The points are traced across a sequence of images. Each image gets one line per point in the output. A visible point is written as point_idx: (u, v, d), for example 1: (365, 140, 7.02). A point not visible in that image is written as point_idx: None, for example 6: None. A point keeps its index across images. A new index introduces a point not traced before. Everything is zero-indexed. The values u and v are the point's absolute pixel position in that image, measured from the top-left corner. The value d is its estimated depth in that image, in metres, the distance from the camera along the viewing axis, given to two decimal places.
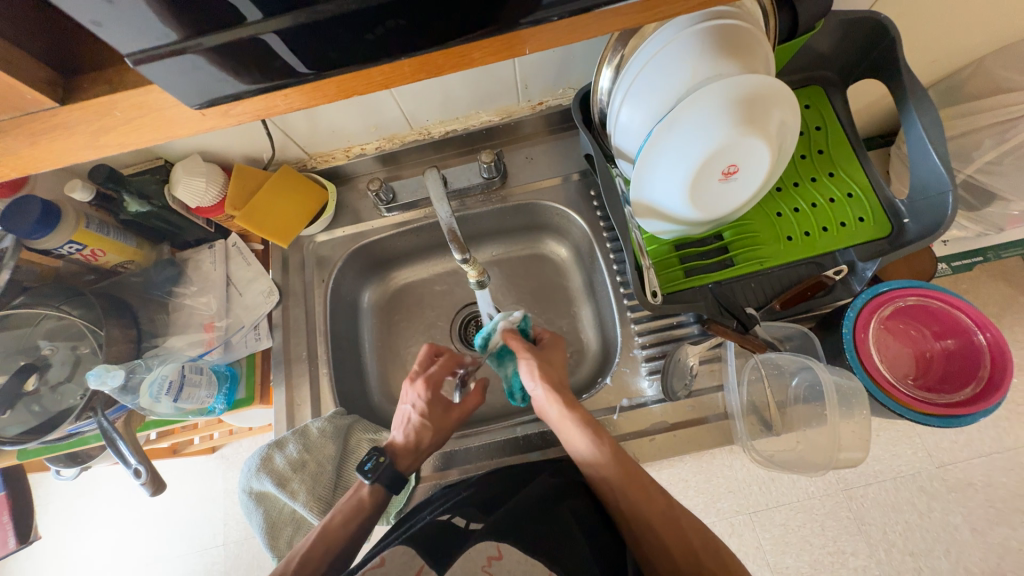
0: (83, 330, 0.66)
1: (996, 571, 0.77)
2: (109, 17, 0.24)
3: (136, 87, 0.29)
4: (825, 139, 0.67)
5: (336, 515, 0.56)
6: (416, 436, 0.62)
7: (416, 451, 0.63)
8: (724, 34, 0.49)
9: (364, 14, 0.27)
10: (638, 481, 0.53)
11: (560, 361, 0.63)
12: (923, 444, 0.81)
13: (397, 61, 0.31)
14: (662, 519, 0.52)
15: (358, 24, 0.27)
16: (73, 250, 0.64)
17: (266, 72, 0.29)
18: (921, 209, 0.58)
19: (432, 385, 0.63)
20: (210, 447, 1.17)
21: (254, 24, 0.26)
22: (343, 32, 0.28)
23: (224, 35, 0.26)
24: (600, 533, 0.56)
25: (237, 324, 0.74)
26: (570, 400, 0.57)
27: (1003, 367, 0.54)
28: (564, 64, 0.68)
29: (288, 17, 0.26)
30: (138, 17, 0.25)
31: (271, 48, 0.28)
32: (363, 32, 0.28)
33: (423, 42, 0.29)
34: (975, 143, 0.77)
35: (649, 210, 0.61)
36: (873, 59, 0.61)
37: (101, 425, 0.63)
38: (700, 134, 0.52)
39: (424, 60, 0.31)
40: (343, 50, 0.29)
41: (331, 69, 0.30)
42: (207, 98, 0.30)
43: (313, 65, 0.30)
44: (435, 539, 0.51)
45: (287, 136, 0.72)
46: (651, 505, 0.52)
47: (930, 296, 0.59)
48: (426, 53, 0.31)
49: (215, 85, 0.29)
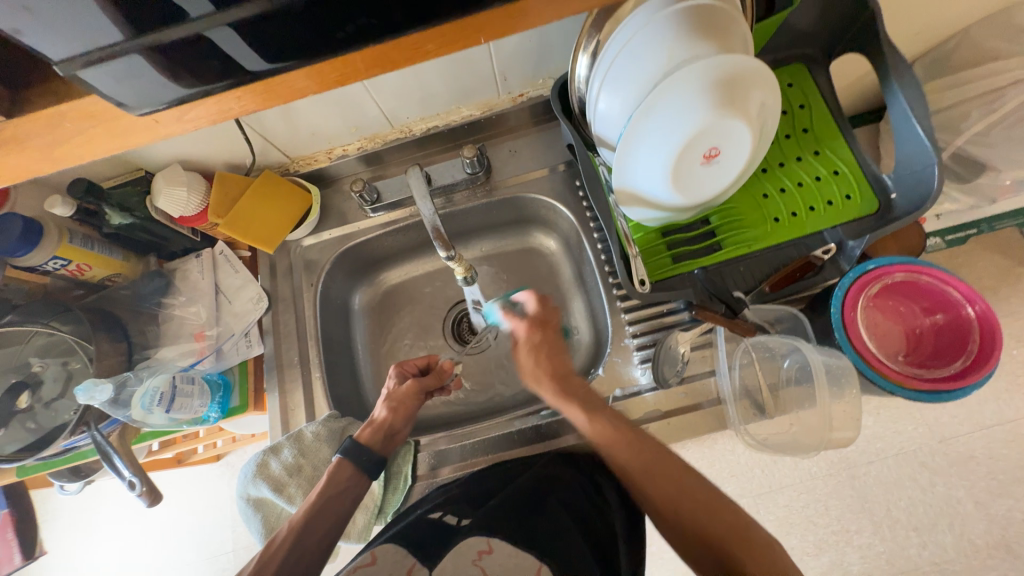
0: (73, 345, 0.66)
1: (1000, 543, 0.77)
2: (49, 8, 0.24)
3: (85, 95, 0.29)
4: (809, 117, 0.67)
5: (315, 499, 0.55)
6: (379, 408, 0.63)
7: (374, 425, 0.62)
8: (700, 15, 0.49)
9: (335, 10, 0.28)
10: (631, 444, 0.53)
11: (554, 345, 0.63)
12: (925, 420, 0.80)
13: (350, 55, 0.31)
14: (655, 473, 0.51)
15: (324, 16, 0.29)
16: (58, 265, 0.64)
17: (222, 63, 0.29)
18: (907, 183, 0.57)
19: (405, 371, 0.67)
20: (213, 455, 1.17)
21: (199, 19, 0.27)
22: (302, 20, 0.28)
23: (170, 31, 0.27)
24: (588, 508, 0.58)
25: (227, 332, 0.73)
26: (552, 384, 0.60)
27: (992, 339, 0.53)
28: (540, 55, 0.67)
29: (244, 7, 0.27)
30: (88, 16, 0.25)
31: (218, 43, 0.28)
32: (333, 30, 0.29)
33: (388, 31, 0.30)
34: (963, 114, 0.76)
35: (633, 198, 0.60)
36: (854, 34, 0.60)
37: (96, 439, 0.63)
38: (680, 117, 0.52)
39: (380, 51, 0.31)
40: (304, 44, 0.30)
41: (290, 57, 0.30)
42: (163, 96, 0.30)
43: (272, 57, 0.30)
44: (421, 535, 0.53)
45: (266, 139, 0.71)
46: (631, 451, 0.53)
47: (917, 271, 0.58)
48: (379, 44, 0.31)
49: (170, 84, 0.29)
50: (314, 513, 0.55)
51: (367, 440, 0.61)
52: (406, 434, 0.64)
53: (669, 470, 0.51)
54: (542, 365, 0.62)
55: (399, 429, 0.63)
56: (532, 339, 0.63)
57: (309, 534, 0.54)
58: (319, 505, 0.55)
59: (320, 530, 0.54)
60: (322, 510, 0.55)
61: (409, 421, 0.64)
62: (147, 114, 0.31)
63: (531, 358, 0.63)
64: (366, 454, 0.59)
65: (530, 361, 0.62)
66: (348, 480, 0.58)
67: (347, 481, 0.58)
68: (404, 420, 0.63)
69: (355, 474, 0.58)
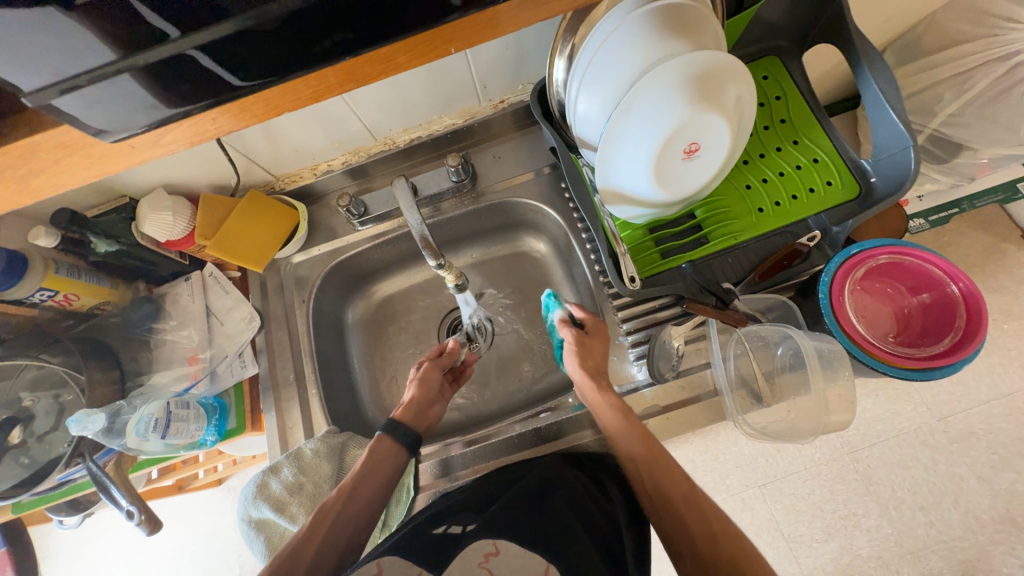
0: (65, 377, 0.66)
1: (1006, 517, 0.77)
2: (17, 41, 0.25)
3: (55, 125, 0.29)
4: (786, 108, 0.68)
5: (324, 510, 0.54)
6: (407, 391, 0.67)
7: (406, 404, 0.66)
8: (673, 14, 0.50)
9: (311, 28, 0.29)
10: (662, 464, 0.52)
11: (604, 350, 0.63)
12: (922, 399, 0.81)
13: (322, 71, 0.31)
14: (698, 522, 0.48)
15: (300, 36, 0.29)
16: (45, 297, 0.64)
17: (196, 80, 0.30)
18: (886, 167, 0.58)
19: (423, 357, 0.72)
20: (215, 480, 1.15)
21: (178, 39, 0.27)
22: (275, 43, 0.29)
23: (145, 54, 0.28)
24: (593, 508, 0.57)
25: (221, 354, 0.73)
26: (608, 387, 0.58)
27: (978, 315, 0.54)
28: (518, 61, 0.68)
29: (218, 26, 0.27)
30: (64, 45, 0.26)
31: (199, 62, 0.29)
32: (311, 44, 0.30)
33: (362, 44, 0.30)
34: (937, 97, 0.78)
35: (618, 197, 0.61)
36: (823, 24, 0.61)
37: (91, 470, 0.62)
38: (660, 114, 0.52)
39: (348, 67, 0.32)
40: (279, 58, 0.30)
41: (260, 77, 0.31)
42: (136, 122, 0.30)
43: (245, 76, 0.30)
44: (415, 540, 0.52)
45: (250, 159, 0.72)
46: (673, 489, 0.50)
47: (901, 252, 0.59)
48: (349, 58, 0.31)
49: (142, 110, 0.30)
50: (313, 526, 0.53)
51: (402, 418, 0.64)
52: (439, 410, 0.68)
53: (692, 497, 0.50)
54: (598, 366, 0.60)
55: (428, 403, 0.67)
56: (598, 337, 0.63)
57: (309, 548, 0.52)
58: (332, 522, 0.54)
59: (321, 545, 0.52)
60: (334, 529, 0.53)
61: (434, 394, 0.68)
62: (117, 141, 0.31)
63: (592, 350, 0.61)
64: (401, 426, 0.62)
65: (586, 356, 0.60)
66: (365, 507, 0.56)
67: (362, 500, 0.56)
68: (430, 394, 0.67)
69: (374, 497, 0.57)
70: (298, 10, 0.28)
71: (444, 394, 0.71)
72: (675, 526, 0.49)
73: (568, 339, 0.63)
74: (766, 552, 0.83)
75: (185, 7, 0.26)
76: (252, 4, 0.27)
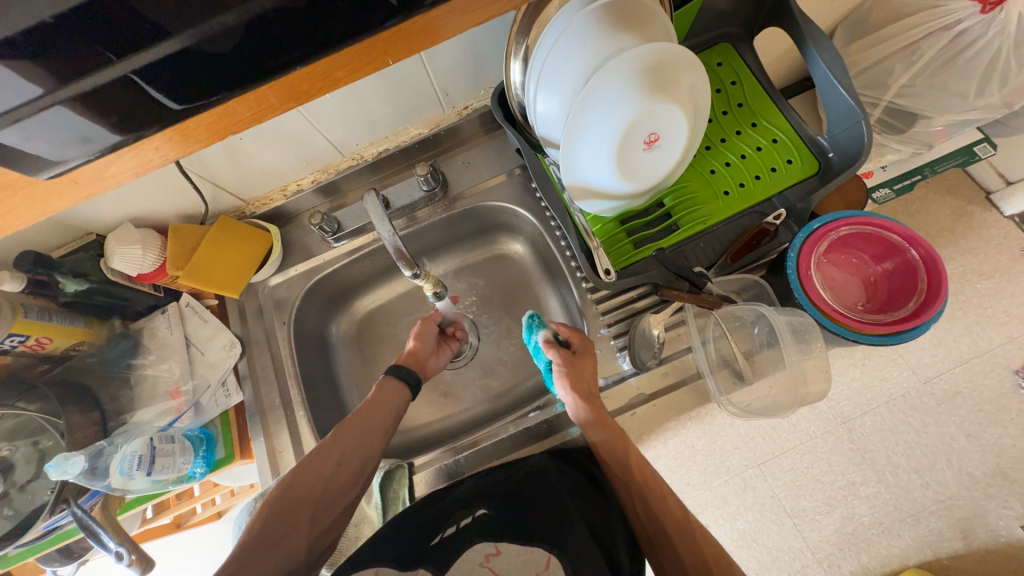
0: (43, 423, 0.64)
1: (997, 471, 0.79)
2: None
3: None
4: (742, 92, 0.69)
5: (295, 469, 0.54)
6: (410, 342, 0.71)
7: (406, 356, 0.69)
8: (620, 10, 0.51)
9: (259, 45, 0.30)
10: (660, 489, 0.52)
11: (594, 371, 0.62)
12: (906, 363, 0.83)
13: (261, 90, 0.32)
14: (692, 554, 0.48)
15: (252, 54, 0.30)
16: (16, 343, 0.61)
17: (139, 105, 0.30)
18: (841, 141, 0.60)
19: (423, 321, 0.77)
20: (215, 514, 1.13)
21: (121, 62, 0.28)
22: (224, 61, 0.30)
23: (84, 81, 0.28)
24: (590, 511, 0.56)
25: (204, 384, 0.72)
26: (603, 412, 0.57)
27: (937, 277, 0.56)
28: (477, 66, 0.68)
29: (157, 48, 0.29)
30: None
31: (142, 85, 0.30)
32: (261, 61, 0.31)
33: (302, 51, 0.31)
34: (888, 70, 0.80)
35: (585, 192, 0.62)
36: (768, 8, 0.63)
37: (76, 514, 0.61)
38: (617, 108, 0.53)
39: (288, 85, 0.32)
40: (223, 74, 0.31)
41: (198, 99, 0.31)
42: (68, 157, 0.30)
43: (182, 99, 0.31)
44: (413, 549, 0.53)
45: (217, 185, 0.71)
46: (670, 518, 0.50)
47: (860, 223, 0.61)
48: (286, 75, 0.31)
49: (73, 145, 0.30)
50: (293, 479, 0.54)
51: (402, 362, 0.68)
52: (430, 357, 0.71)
53: (687, 527, 0.49)
54: (589, 391, 0.59)
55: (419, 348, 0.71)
56: (586, 363, 0.62)
57: (295, 510, 0.53)
58: (309, 486, 0.54)
59: (304, 500, 0.53)
60: (310, 489, 0.54)
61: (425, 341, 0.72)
62: (55, 176, 0.31)
63: (582, 377, 0.60)
64: (404, 368, 0.66)
65: (574, 386, 0.59)
66: (351, 480, 0.57)
67: (352, 472, 0.57)
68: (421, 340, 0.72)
69: (355, 481, 0.57)
70: (245, 24, 0.29)
71: (442, 348, 0.75)
72: (673, 556, 0.49)
73: (556, 360, 0.61)
74: (771, 529, 0.84)
75: (121, 31, 0.27)
76: (198, 22, 0.28)
